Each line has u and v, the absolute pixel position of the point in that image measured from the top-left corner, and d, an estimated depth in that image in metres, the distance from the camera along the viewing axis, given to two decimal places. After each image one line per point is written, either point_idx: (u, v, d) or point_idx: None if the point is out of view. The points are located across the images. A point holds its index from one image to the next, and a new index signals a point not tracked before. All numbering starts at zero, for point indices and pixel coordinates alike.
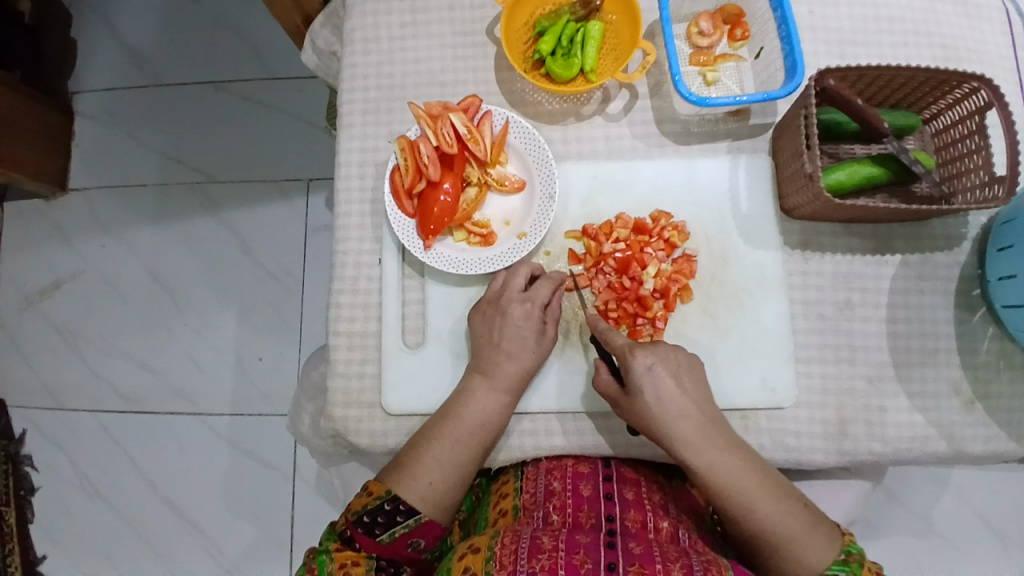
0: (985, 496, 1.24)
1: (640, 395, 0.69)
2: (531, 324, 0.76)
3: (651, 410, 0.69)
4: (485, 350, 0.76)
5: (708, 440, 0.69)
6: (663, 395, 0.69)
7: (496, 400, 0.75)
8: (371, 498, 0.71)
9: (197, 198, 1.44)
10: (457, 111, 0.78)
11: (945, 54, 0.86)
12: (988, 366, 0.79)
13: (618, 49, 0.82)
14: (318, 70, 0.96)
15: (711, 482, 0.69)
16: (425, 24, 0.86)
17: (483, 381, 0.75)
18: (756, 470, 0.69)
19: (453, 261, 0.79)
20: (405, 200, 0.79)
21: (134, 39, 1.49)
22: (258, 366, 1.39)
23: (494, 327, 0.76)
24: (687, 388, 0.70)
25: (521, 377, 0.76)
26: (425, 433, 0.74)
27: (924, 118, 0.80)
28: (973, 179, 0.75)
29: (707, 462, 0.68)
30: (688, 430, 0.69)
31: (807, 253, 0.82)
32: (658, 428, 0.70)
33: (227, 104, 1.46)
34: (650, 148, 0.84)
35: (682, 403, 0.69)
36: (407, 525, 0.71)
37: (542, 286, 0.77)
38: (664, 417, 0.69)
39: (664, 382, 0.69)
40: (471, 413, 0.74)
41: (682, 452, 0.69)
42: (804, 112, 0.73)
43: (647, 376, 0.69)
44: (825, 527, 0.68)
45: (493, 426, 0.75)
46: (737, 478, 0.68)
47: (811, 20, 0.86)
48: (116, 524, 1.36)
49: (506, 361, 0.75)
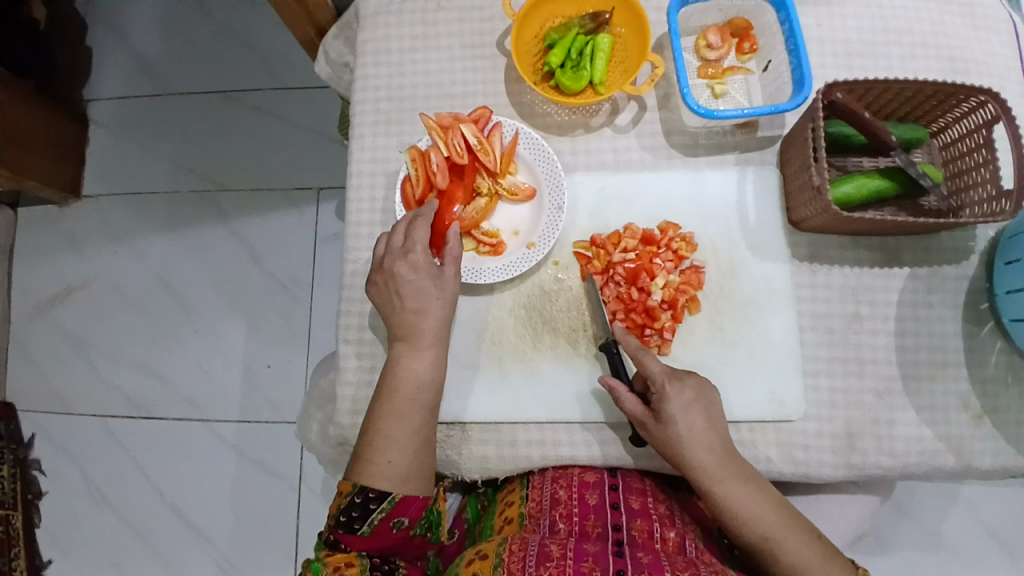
0: (995, 511, 1.23)
1: (671, 423, 0.71)
2: (425, 274, 0.75)
3: (682, 442, 0.71)
4: (394, 319, 0.75)
5: (734, 473, 0.70)
6: (694, 425, 0.71)
7: (423, 357, 0.75)
8: (342, 497, 0.71)
9: (207, 206, 1.46)
10: (468, 122, 0.81)
11: (951, 68, 0.86)
12: (997, 379, 0.79)
13: (626, 62, 0.83)
14: (330, 82, 0.97)
15: (728, 514, 0.70)
16: (436, 37, 0.87)
17: (406, 346, 0.75)
18: (780, 509, 0.70)
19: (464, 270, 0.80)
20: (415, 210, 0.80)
21: (148, 49, 1.52)
22: (265, 373, 1.40)
23: (393, 291, 0.75)
24: (715, 423, 0.72)
25: (441, 327, 0.76)
26: (370, 417, 0.73)
27: (932, 132, 0.80)
28: (982, 192, 0.75)
29: (726, 493, 0.70)
30: (715, 463, 0.70)
31: (815, 265, 0.82)
32: (689, 457, 0.71)
33: (239, 114, 1.48)
34: (659, 160, 0.85)
35: (712, 437, 0.71)
36: (384, 509, 0.70)
37: (416, 230, 0.76)
38: (692, 449, 0.71)
39: (696, 417, 0.71)
40: (402, 382, 0.74)
41: (705, 481, 0.70)
42: (812, 125, 0.73)
43: (680, 406, 0.71)
44: (841, 559, 0.69)
45: (429, 382, 0.74)
46: (760, 512, 0.69)
47: (819, 34, 0.87)
48: (122, 529, 1.37)
49: (419, 319, 0.75)
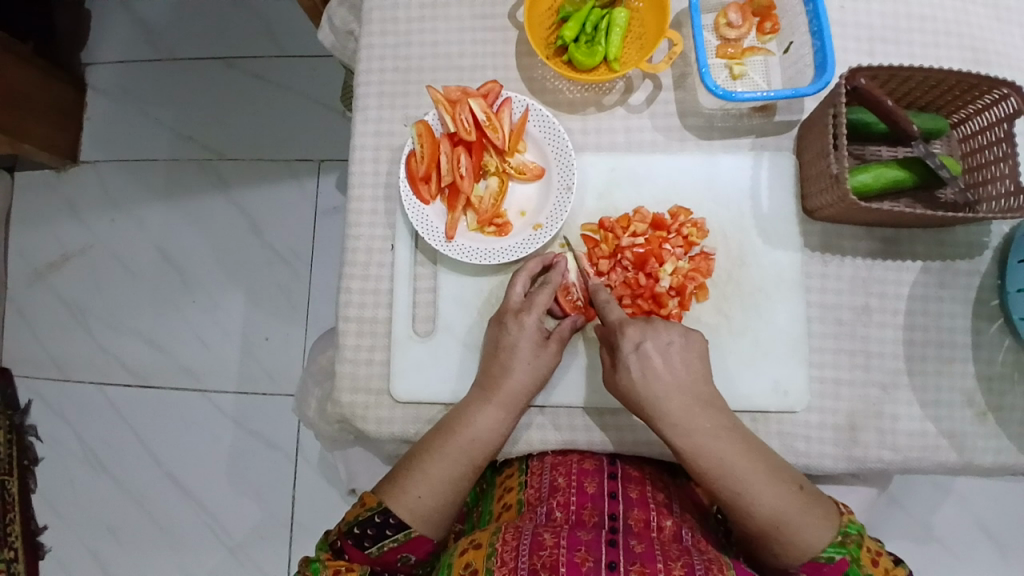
0: (987, 505, 1.23)
1: (626, 373, 0.70)
2: (531, 336, 0.73)
3: (638, 392, 0.70)
4: (485, 363, 0.75)
5: (694, 419, 0.69)
6: (651, 375, 0.69)
7: (491, 417, 0.72)
8: (363, 509, 0.72)
9: (205, 175, 1.43)
10: (476, 96, 0.78)
11: (974, 57, 0.84)
12: (1003, 377, 0.78)
13: (642, 38, 0.80)
14: (334, 50, 0.94)
15: (692, 460, 0.69)
16: (445, 6, 0.84)
17: (481, 397, 0.73)
18: (745, 450, 0.69)
19: (470, 251, 0.78)
20: (420, 186, 0.78)
21: (146, 10, 1.47)
22: (263, 346, 1.39)
23: (499, 340, 0.74)
24: (676, 367, 0.70)
25: (523, 395, 0.73)
26: (422, 446, 0.73)
27: (952, 123, 0.78)
28: (999, 188, 0.73)
29: (688, 442, 0.69)
30: (675, 411, 0.69)
31: (827, 255, 0.80)
32: (649, 409, 0.70)
33: (239, 81, 1.44)
34: (671, 142, 0.82)
35: (671, 383, 0.69)
36: (396, 539, 0.71)
37: (540, 294, 0.74)
38: (650, 398, 0.69)
39: (654, 362, 0.69)
40: (466, 432, 0.72)
41: (665, 430, 0.70)
42: (833, 111, 0.71)
43: (634, 355, 0.70)
44: (818, 505, 0.69)
45: (486, 445, 0.73)
46: (725, 456, 0.68)
47: (841, 16, 0.84)
48: (119, 497, 1.37)
49: (506, 377, 0.73)
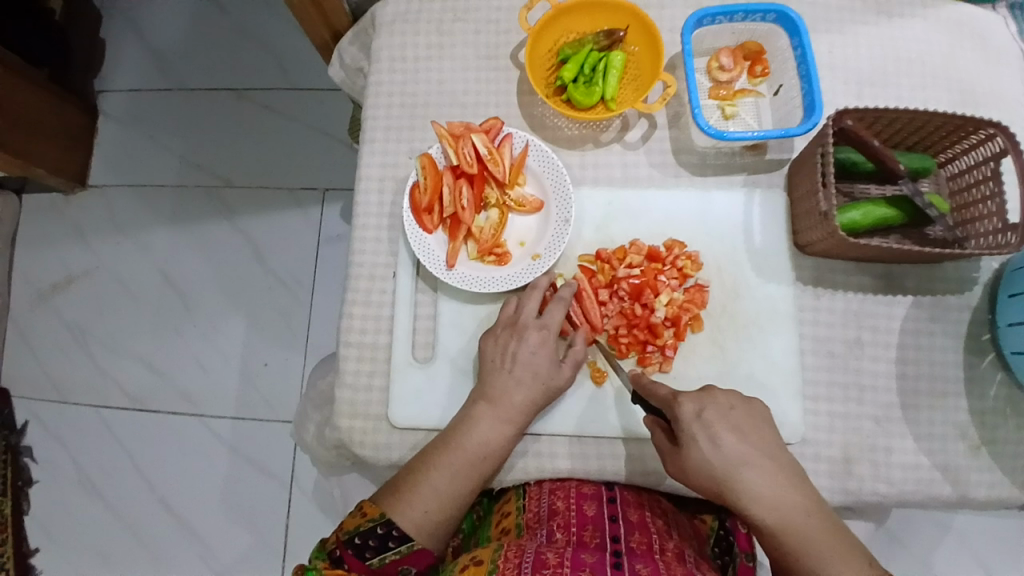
0: (987, 543, 1.22)
1: (694, 447, 0.67)
2: (544, 352, 0.76)
3: (708, 461, 0.67)
4: (492, 375, 0.76)
5: (775, 492, 0.66)
6: (719, 445, 0.67)
7: (500, 431, 0.74)
8: (365, 519, 0.72)
9: (213, 203, 1.46)
10: (478, 132, 0.81)
11: (960, 99, 0.87)
12: (995, 411, 0.79)
13: (638, 80, 0.84)
14: (344, 86, 0.98)
15: (781, 543, 0.65)
16: (450, 46, 0.88)
17: (489, 409, 0.74)
18: (833, 530, 0.64)
19: (472, 280, 0.80)
20: (424, 217, 0.80)
21: (163, 45, 1.53)
22: (263, 372, 1.40)
23: (507, 351, 0.76)
24: (744, 435, 0.68)
25: (530, 408, 0.75)
26: (427, 458, 0.73)
27: (940, 162, 0.81)
28: (986, 226, 0.75)
29: (772, 520, 0.65)
30: (754, 484, 0.66)
31: (819, 289, 0.82)
32: (720, 484, 0.67)
33: (249, 112, 1.49)
34: (667, 177, 0.85)
35: (742, 453, 0.67)
36: (399, 551, 0.72)
37: (556, 310, 0.77)
38: (724, 472, 0.66)
39: (721, 433, 0.67)
40: (474, 443, 0.73)
41: (749, 508, 0.66)
42: (821, 150, 0.73)
43: (698, 425, 0.68)
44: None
45: (494, 457, 0.74)
46: (807, 534, 0.64)
47: (830, 60, 0.88)
48: (111, 523, 1.36)
49: (514, 391, 0.75)
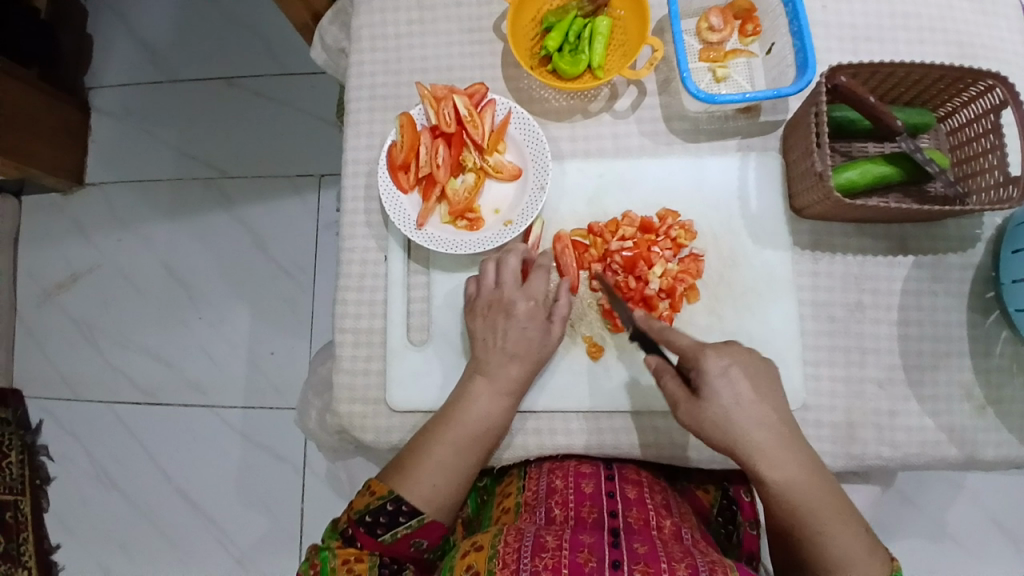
0: (997, 499, 1.22)
1: (715, 398, 0.65)
2: (535, 325, 0.76)
3: (724, 415, 0.65)
4: (487, 348, 0.76)
5: (780, 450, 0.65)
6: (740, 399, 0.65)
7: (500, 401, 0.74)
8: (374, 498, 0.71)
9: (209, 194, 1.45)
10: (462, 94, 0.79)
11: (961, 50, 0.84)
12: (1001, 370, 0.78)
13: (626, 45, 0.82)
14: (328, 68, 0.96)
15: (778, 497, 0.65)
16: (432, 21, 0.86)
17: (487, 381, 0.75)
18: (825, 486, 0.66)
19: (443, 241, 0.79)
20: (400, 175, 0.79)
21: (148, 36, 1.51)
22: (269, 360, 1.40)
23: (498, 326, 0.76)
24: (760, 391, 0.66)
25: (527, 377, 0.75)
26: (430, 434, 0.73)
27: (939, 116, 0.78)
28: (988, 179, 0.73)
29: (775, 474, 0.65)
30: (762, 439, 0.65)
31: (817, 253, 0.81)
32: (730, 437, 0.65)
33: (238, 101, 1.47)
34: (659, 146, 0.83)
35: (756, 410, 0.65)
36: (410, 525, 0.71)
37: (538, 279, 0.77)
38: (736, 426, 0.65)
39: (742, 387, 0.66)
40: (475, 415, 0.73)
41: (755, 462, 0.65)
42: (815, 109, 0.71)
43: (722, 379, 0.65)
44: (879, 550, 0.64)
45: (496, 427, 0.74)
46: (804, 488, 0.65)
47: (824, 15, 0.85)
48: (130, 513, 1.39)
49: (511, 361, 0.75)
